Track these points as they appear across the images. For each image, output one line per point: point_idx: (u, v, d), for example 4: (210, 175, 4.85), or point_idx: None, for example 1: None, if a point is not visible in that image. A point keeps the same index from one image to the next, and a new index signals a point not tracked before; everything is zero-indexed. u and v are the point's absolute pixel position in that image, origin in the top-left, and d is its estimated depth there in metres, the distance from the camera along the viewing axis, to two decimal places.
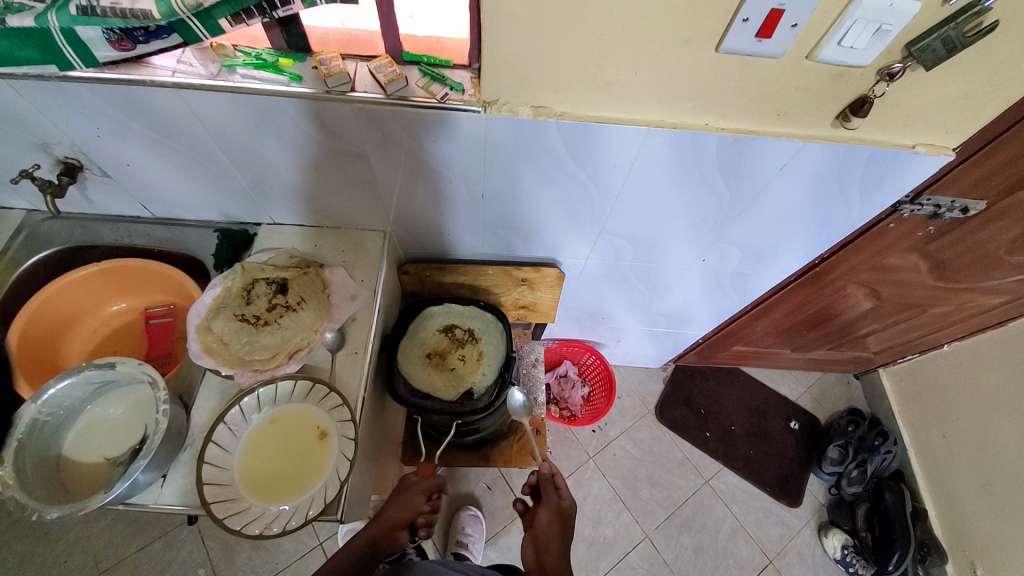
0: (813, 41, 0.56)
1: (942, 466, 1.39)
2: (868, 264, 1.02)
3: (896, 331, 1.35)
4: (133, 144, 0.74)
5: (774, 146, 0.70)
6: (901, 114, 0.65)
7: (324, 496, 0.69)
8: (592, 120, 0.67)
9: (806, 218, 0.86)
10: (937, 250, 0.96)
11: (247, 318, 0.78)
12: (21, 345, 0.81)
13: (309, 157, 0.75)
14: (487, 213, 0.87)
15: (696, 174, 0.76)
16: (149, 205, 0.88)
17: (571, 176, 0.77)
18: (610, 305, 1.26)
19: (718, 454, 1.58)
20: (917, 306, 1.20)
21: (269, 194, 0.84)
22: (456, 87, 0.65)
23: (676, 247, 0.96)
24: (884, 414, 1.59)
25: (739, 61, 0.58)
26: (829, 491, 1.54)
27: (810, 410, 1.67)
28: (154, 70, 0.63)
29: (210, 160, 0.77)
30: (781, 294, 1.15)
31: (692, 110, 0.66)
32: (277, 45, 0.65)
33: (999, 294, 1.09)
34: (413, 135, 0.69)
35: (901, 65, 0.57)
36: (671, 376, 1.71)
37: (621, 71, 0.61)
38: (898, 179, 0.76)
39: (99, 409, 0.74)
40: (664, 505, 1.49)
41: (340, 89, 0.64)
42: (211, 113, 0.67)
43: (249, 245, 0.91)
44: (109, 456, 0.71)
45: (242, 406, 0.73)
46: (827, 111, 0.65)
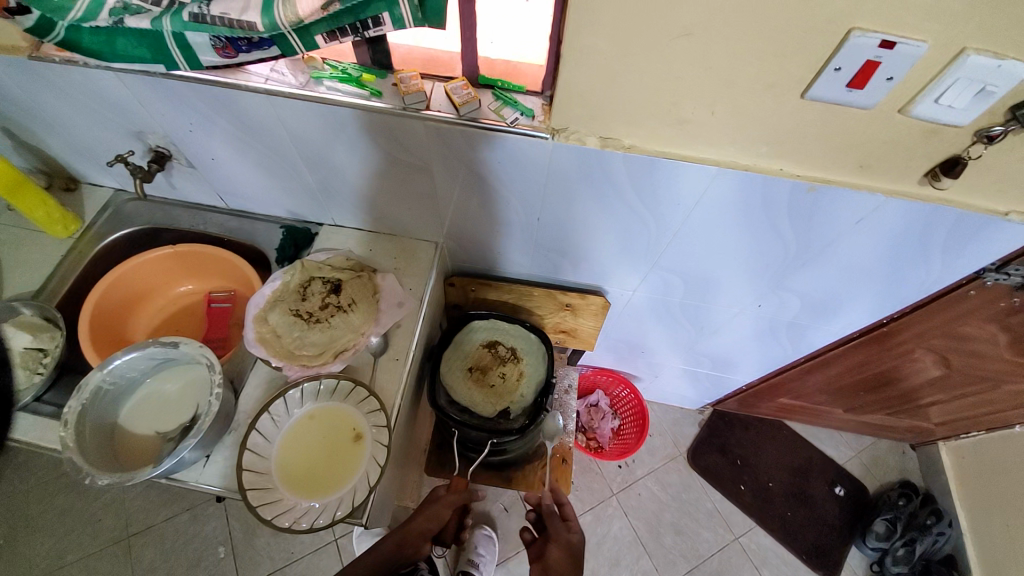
0: (907, 96, 0.53)
1: (1003, 559, 1.25)
2: (940, 330, 0.94)
3: (965, 405, 1.24)
4: (221, 141, 0.79)
5: (850, 198, 0.67)
6: (998, 177, 0.61)
7: (352, 499, 0.70)
8: (660, 156, 0.66)
9: (876, 275, 0.81)
10: (1022, 324, 0.88)
11: (301, 314, 0.81)
12: (97, 314, 0.87)
13: (377, 167, 0.78)
14: (540, 236, 0.88)
15: (761, 219, 0.73)
16: (224, 197, 0.94)
17: (630, 208, 0.76)
18: (652, 340, 1.22)
19: (750, 510, 1.49)
20: (992, 381, 1.10)
21: (334, 197, 0.88)
22: (527, 112, 0.66)
23: (730, 289, 0.93)
24: (940, 492, 1.45)
25: (823, 110, 0.56)
26: (871, 568, 1.42)
27: (857, 477, 1.55)
28: (249, 76, 0.67)
29: (285, 161, 0.81)
30: (838, 350, 1.08)
31: (766, 154, 0.64)
32: (363, 61, 0.69)
33: None
34: (479, 154, 0.71)
35: (1003, 128, 0.53)
36: (707, 420, 1.64)
37: (696, 110, 0.60)
38: (986, 245, 0.70)
39: (156, 384, 0.79)
40: (687, 556, 1.41)
41: (416, 107, 0.66)
42: (293, 119, 0.71)
43: (310, 244, 0.94)
44: (159, 431, 0.76)
45: (287, 398, 0.76)
46: (914, 167, 0.62)
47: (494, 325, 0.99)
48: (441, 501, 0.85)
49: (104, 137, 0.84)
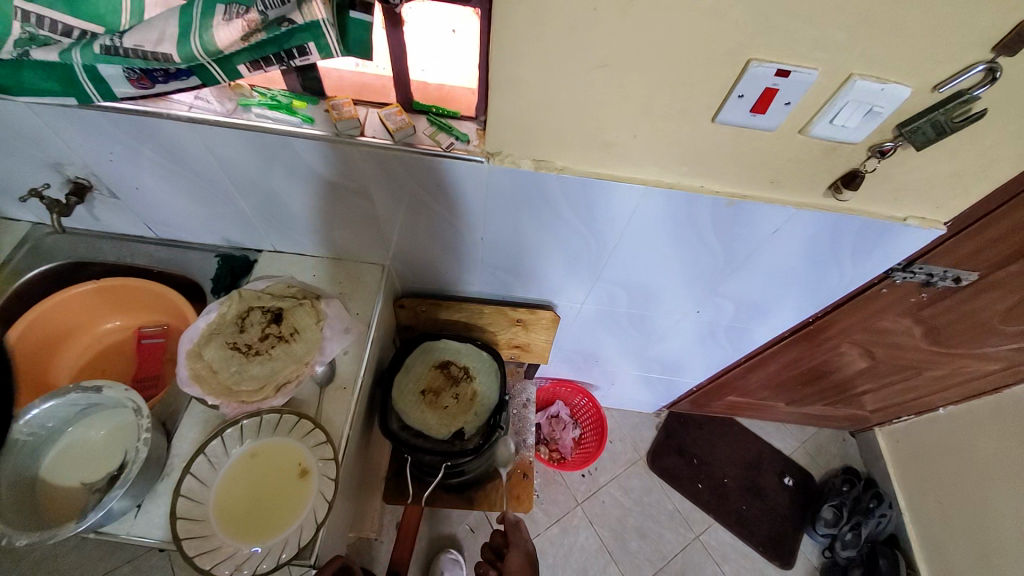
0: (806, 118, 0.58)
1: (939, 534, 1.34)
2: (861, 326, 1.02)
3: (891, 392, 1.34)
4: (145, 170, 0.76)
5: (768, 211, 0.71)
6: (892, 188, 0.67)
7: (299, 539, 0.67)
8: (592, 176, 0.69)
9: (799, 280, 0.87)
10: (930, 317, 0.97)
11: (239, 347, 0.78)
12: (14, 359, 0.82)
13: (315, 192, 0.77)
14: (486, 254, 0.89)
15: (691, 232, 0.77)
16: (152, 226, 0.89)
17: (569, 225, 0.78)
18: (605, 349, 1.25)
19: (710, 507, 1.54)
20: (912, 368, 1.19)
21: (272, 223, 0.86)
22: (462, 138, 0.67)
23: (671, 298, 0.97)
24: (879, 475, 1.56)
25: (735, 132, 0.61)
26: (822, 554, 1.50)
27: (804, 467, 1.64)
28: (172, 104, 0.65)
29: (217, 188, 0.78)
30: (775, 349, 1.14)
31: (688, 172, 0.68)
32: (293, 88, 0.68)
33: (995, 362, 1.09)
34: (416, 179, 0.72)
35: (892, 144, 0.59)
36: (664, 423, 1.69)
37: (621, 134, 0.63)
38: (890, 248, 0.77)
39: (81, 430, 0.72)
40: (652, 559, 1.44)
41: (350, 133, 0.66)
42: (222, 147, 0.69)
43: (248, 273, 0.91)
44: (85, 481, 0.69)
45: (224, 436, 0.72)
46: (819, 181, 0.67)
47: (445, 346, 0.98)
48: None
49: (14, 169, 0.78)
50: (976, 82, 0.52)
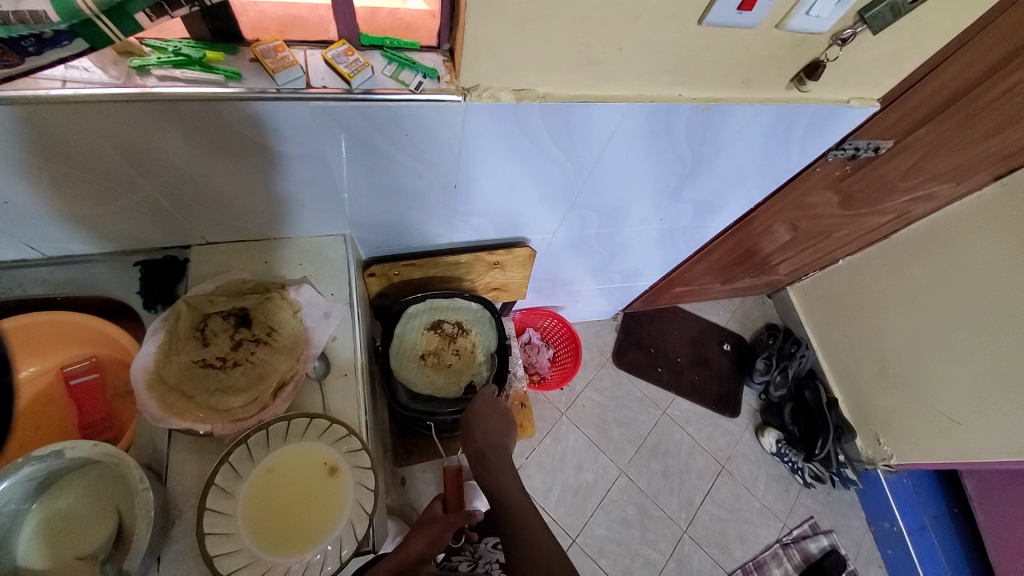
0: (784, 11, 0.58)
1: (846, 360, 1.67)
2: (793, 204, 1.14)
3: (804, 255, 1.56)
4: (11, 175, 0.57)
5: (738, 111, 0.73)
6: (842, 74, 0.72)
7: (354, 533, 0.65)
8: (574, 100, 0.64)
9: (753, 171, 0.93)
10: (847, 186, 1.11)
11: (210, 363, 0.69)
12: None
13: (251, 165, 0.64)
14: (460, 202, 0.82)
15: (665, 143, 0.77)
16: (38, 245, 0.70)
17: (546, 156, 0.74)
18: (571, 271, 1.28)
19: (670, 385, 1.75)
20: (824, 233, 1.38)
21: (198, 210, 0.71)
22: (431, 74, 0.58)
23: (637, 211, 0.99)
24: (795, 324, 1.86)
25: (719, 33, 0.59)
26: (760, 397, 1.80)
27: (737, 331, 1.90)
28: (37, 81, 0.49)
29: (118, 180, 0.62)
30: (720, 239, 1.25)
31: (668, 82, 0.66)
32: (198, 36, 0.53)
33: (888, 214, 1.29)
34: (382, 130, 0.62)
35: (852, 31, 0.62)
36: (621, 324, 1.83)
37: (607, 48, 0.58)
38: (830, 131, 0.84)
39: (51, 505, 0.60)
40: (633, 440, 1.63)
41: (293, 86, 0.54)
42: (121, 129, 0.54)
43: (183, 276, 0.76)
44: (80, 555, 0.59)
45: (233, 461, 0.65)
46: (784, 75, 0.69)
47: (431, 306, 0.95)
48: (437, 519, 0.79)
49: None
50: None
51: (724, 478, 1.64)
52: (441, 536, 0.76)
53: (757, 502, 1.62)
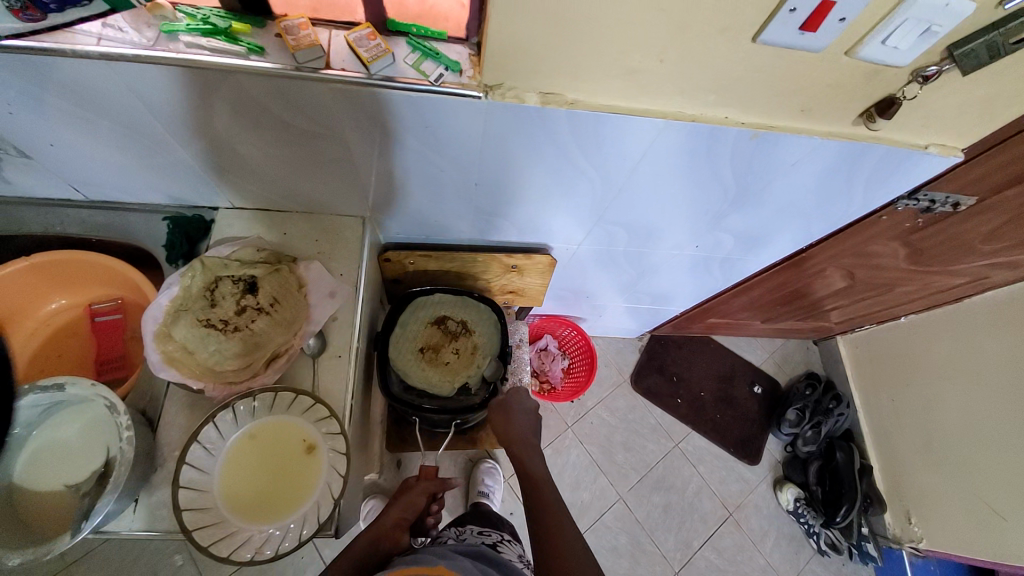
0: (856, 37, 0.51)
1: (888, 426, 1.52)
2: (851, 251, 1.03)
3: (860, 306, 1.42)
4: (56, 122, 0.61)
5: (792, 143, 0.65)
6: (923, 115, 0.63)
7: (317, 515, 0.65)
8: (606, 110, 0.60)
9: (804, 210, 0.84)
10: (918, 239, 0.99)
11: (212, 323, 0.70)
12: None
13: (275, 138, 0.65)
14: (479, 202, 0.80)
15: (706, 167, 0.71)
16: (82, 189, 0.75)
17: (575, 166, 0.70)
18: (596, 285, 1.23)
19: (687, 418, 1.66)
20: (885, 286, 1.25)
21: (226, 176, 0.73)
22: (452, 67, 0.56)
23: (670, 235, 0.94)
24: (838, 378, 1.71)
25: (775, 53, 0.53)
26: (784, 449, 1.67)
27: (772, 375, 1.77)
28: (76, 36, 0.51)
29: (152, 139, 0.65)
30: (763, 276, 1.16)
31: (713, 103, 0.60)
32: (230, 7, 0.54)
33: (965, 276, 1.15)
34: (400, 120, 0.61)
35: (937, 68, 0.54)
36: (646, 346, 1.75)
37: (646, 59, 0.54)
38: (902, 177, 0.74)
39: (53, 431, 0.65)
40: (637, 468, 1.56)
41: (312, 65, 0.53)
42: (151, 89, 0.56)
43: (206, 235, 0.79)
44: (69, 483, 0.63)
45: (218, 421, 0.67)
46: (851, 109, 0.62)
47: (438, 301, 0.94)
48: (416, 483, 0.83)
49: None
50: None
51: (730, 526, 1.54)
52: (415, 504, 0.80)
53: (762, 558, 1.51)
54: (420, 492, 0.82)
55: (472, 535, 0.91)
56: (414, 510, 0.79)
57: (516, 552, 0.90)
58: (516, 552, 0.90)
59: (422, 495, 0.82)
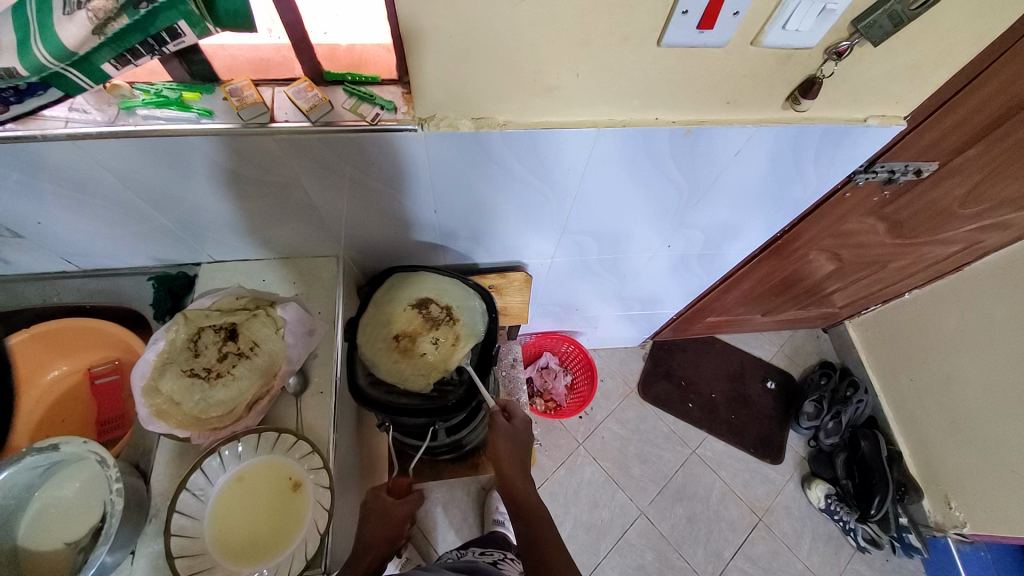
0: (756, 27, 0.53)
1: (911, 407, 1.46)
2: (827, 232, 1.02)
3: (859, 287, 1.38)
4: (41, 202, 0.67)
5: (727, 134, 0.67)
6: (850, 90, 0.65)
7: (305, 552, 0.66)
8: (538, 126, 0.63)
9: (764, 197, 0.85)
10: (893, 212, 0.98)
11: (197, 373, 0.72)
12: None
13: (237, 193, 0.69)
14: (444, 226, 0.83)
15: (651, 167, 0.73)
16: (73, 259, 0.82)
17: (524, 181, 0.73)
18: (583, 296, 1.24)
19: (701, 422, 1.62)
20: (877, 263, 1.22)
21: (201, 233, 0.78)
22: (387, 106, 0.60)
23: (640, 238, 0.95)
24: (853, 364, 1.65)
25: (683, 53, 0.55)
26: (808, 444, 1.60)
27: (783, 368, 1.72)
28: (45, 122, 0.57)
29: (129, 208, 0.70)
30: (747, 268, 1.14)
31: (640, 106, 0.63)
32: (180, 79, 0.59)
33: (956, 242, 1.12)
34: (349, 160, 0.65)
35: (848, 42, 0.56)
36: (650, 353, 1.73)
37: (562, 74, 0.57)
38: (851, 153, 0.75)
39: (54, 490, 0.69)
40: (655, 479, 1.52)
41: (259, 121, 0.58)
42: (117, 162, 0.61)
43: (190, 289, 0.85)
44: (68, 541, 0.67)
45: (205, 467, 0.69)
46: (776, 94, 0.64)
47: (421, 284, 0.84)
48: (396, 505, 0.77)
49: None
50: None
51: (760, 532, 1.47)
52: (396, 530, 0.75)
53: (799, 563, 1.44)
54: (401, 517, 0.76)
55: (473, 555, 0.93)
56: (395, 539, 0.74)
57: (517, 568, 0.91)
58: (516, 568, 0.91)
59: (403, 521, 0.76)
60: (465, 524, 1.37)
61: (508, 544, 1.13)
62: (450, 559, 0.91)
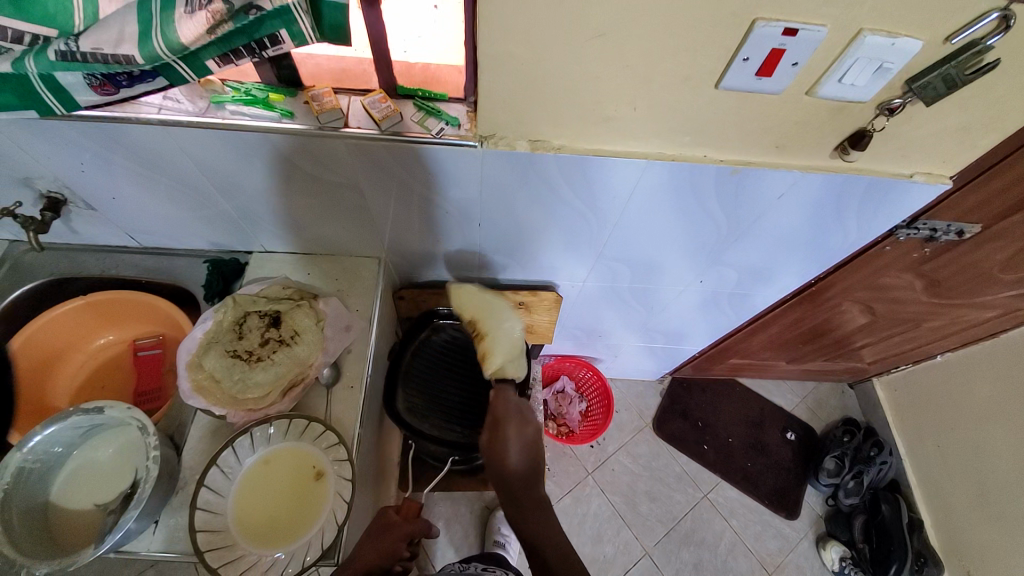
0: (812, 78, 0.56)
1: (938, 476, 1.40)
2: (862, 284, 1.02)
3: (890, 343, 1.35)
4: (121, 179, 0.73)
5: (772, 177, 0.69)
6: (898, 145, 0.66)
7: (321, 541, 0.68)
8: (590, 153, 0.66)
9: (801, 243, 0.85)
10: (932, 270, 0.97)
11: (239, 354, 0.76)
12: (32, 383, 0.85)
13: (297, 188, 0.74)
14: (484, 240, 0.86)
15: (694, 203, 0.75)
16: (136, 236, 0.87)
17: (567, 204, 0.76)
18: (607, 323, 1.25)
19: (715, 466, 1.57)
20: (911, 321, 1.20)
21: (257, 222, 0.83)
22: (452, 121, 0.64)
23: (672, 271, 0.96)
24: (879, 424, 1.59)
25: (739, 97, 0.58)
26: (826, 502, 1.54)
27: (805, 421, 1.67)
28: (141, 107, 0.62)
29: (198, 192, 0.75)
30: (777, 311, 1.14)
31: (690, 143, 0.66)
32: (268, 80, 0.65)
33: (995, 308, 1.10)
34: (408, 168, 0.68)
35: (901, 100, 0.58)
36: (668, 389, 1.71)
37: (620, 107, 0.60)
38: (894, 207, 0.76)
39: (90, 452, 0.73)
40: (663, 520, 1.48)
41: (333, 125, 0.63)
42: (199, 149, 0.66)
43: (240, 275, 0.90)
44: (99, 502, 0.71)
45: (236, 446, 0.71)
46: (825, 143, 0.66)
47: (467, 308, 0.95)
48: (400, 522, 0.73)
49: None
50: (991, 31, 0.50)
51: None
52: (393, 550, 0.69)
53: None
54: (399, 534, 0.71)
55: (477, 569, 0.94)
56: (390, 559, 0.68)
57: None
58: None
59: (403, 540, 0.71)
60: (464, 543, 1.34)
61: (508, 565, 1.13)
62: (453, 569, 0.93)
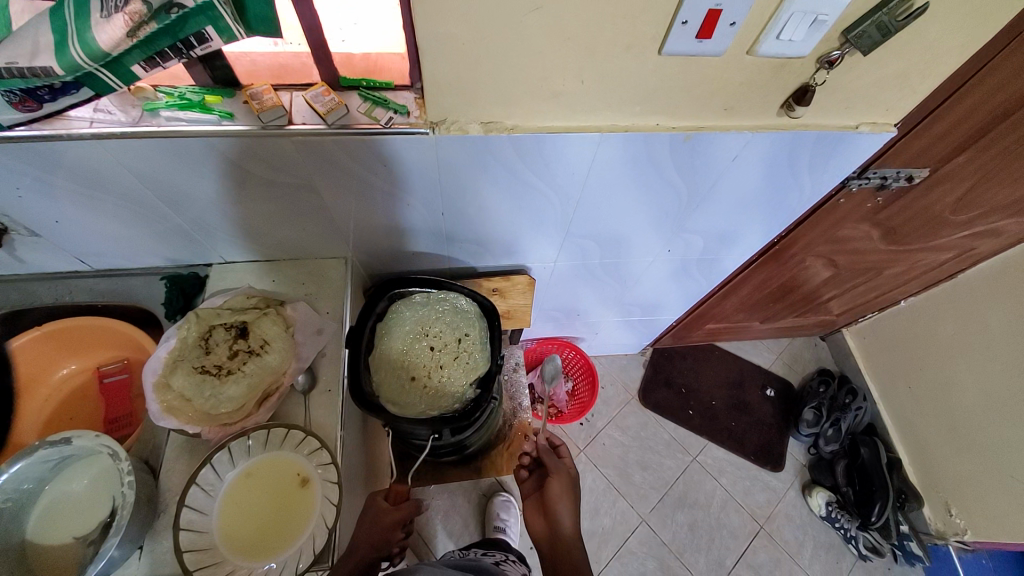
0: (751, 37, 0.56)
1: (910, 415, 1.47)
2: (823, 238, 1.05)
3: (856, 293, 1.40)
4: (60, 201, 0.69)
5: (723, 140, 0.70)
6: (841, 97, 0.68)
7: (313, 546, 0.67)
8: (545, 131, 0.66)
9: (761, 202, 0.87)
10: (886, 219, 1.01)
11: (208, 369, 0.73)
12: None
13: (249, 193, 0.71)
14: (449, 226, 0.84)
15: (652, 172, 0.75)
16: (86, 259, 0.83)
17: (528, 185, 0.75)
18: (584, 301, 1.26)
19: (702, 429, 1.62)
20: (872, 270, 1.25)
21: (213, 233, 0.80)
22: (400, 110, 0.63)
23: (640, 242, 0.97)
24: (852, 372, 1.66)
25: (684, 61, 0.58)
26: (808, 452, 1.61)
27: (783, 375, 1.73)
28: (70, 122, 0.59)
29: (145, 206, 0.72)
30: (745, 273, 1.16)
31: (641, 113, 0.66)
32: (202, 82, 0.62)
33: (948, 249, 1.15)
34: (361, 162, 0.67)
35: (839, 52, 0.59)
36: (650, 360, 1.74)
37: (567, 81, 0.60)
38: (843, 159, 0.78)
39: (62, 485, 0.70)
40: (656, 486, 1.52)
41: (276, 123, 0.60)
42: (139, 162, 0.63)
43: (201, 289, 0.87)
44: (77, 535, 0.68)
45: (214, 462, 0.70)
46: (771, 102, 0.67)
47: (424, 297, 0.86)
48: (389, 510, 0.72)
49: None
50: None
51: (762, 540, 1.47)
52: (385, 539, 0.69)
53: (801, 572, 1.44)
54: (393, 523, 0.71)
55: (475, 555, 0.95)
56: (383, 548, 0.68)
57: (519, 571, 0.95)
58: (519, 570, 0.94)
59: (395, 529, 0.71)
60: (465, 533, 1.35)
61: (510, 548, 1.14)
62: (451, 557, 0.94)
